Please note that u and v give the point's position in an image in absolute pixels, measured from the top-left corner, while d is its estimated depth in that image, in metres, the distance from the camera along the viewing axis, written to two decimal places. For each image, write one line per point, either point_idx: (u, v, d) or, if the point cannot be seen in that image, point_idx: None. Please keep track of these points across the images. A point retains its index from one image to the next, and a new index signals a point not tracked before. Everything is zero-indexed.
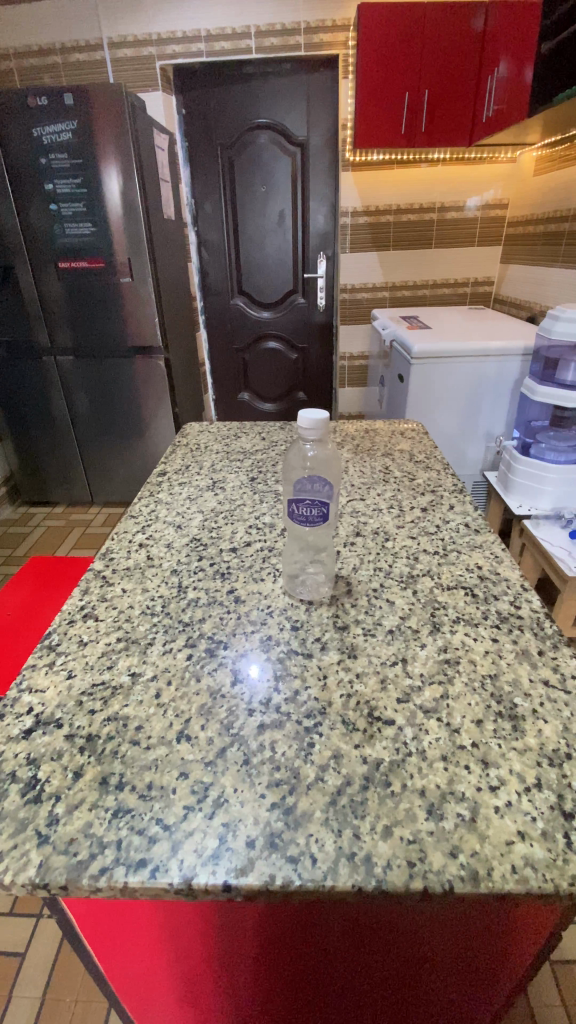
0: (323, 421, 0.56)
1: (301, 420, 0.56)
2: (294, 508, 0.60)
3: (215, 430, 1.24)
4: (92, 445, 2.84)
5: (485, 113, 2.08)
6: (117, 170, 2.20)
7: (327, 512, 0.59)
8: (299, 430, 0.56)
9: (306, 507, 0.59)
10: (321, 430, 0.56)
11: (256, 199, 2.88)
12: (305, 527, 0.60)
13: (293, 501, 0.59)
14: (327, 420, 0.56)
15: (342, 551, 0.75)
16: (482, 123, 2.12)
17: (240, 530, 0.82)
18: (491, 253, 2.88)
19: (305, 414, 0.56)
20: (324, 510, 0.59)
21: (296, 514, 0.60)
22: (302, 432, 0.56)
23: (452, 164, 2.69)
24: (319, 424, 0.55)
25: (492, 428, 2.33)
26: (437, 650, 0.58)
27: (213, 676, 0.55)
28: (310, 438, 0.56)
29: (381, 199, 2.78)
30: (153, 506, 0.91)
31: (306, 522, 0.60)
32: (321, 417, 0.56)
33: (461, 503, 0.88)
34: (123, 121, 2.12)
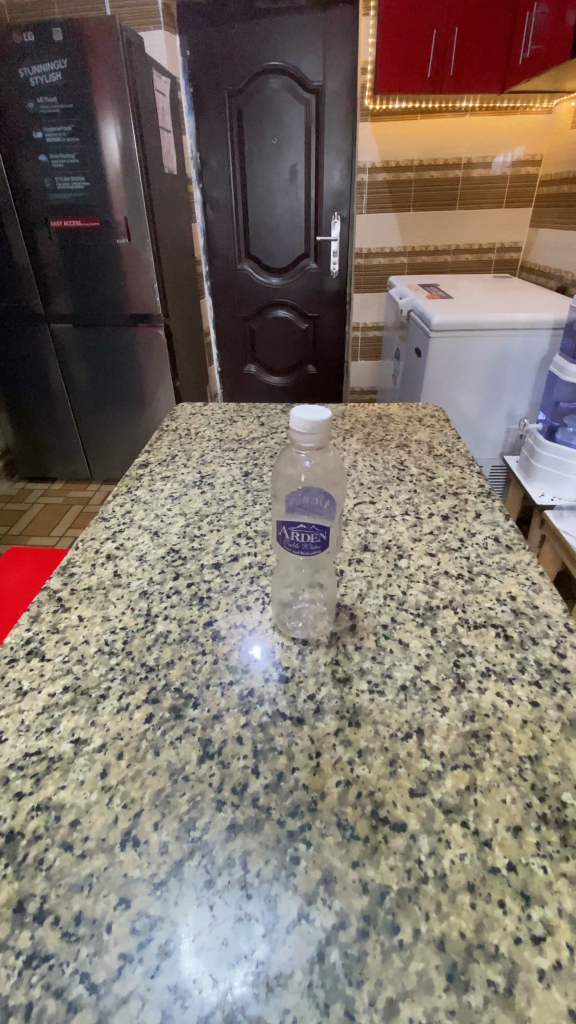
0: (324, 423, 0.42)
1: (294, 421, 0.43)
2: (285, 533, 0.46)
3: (209, 414, 1.11)
4: (89, 419, 2.70)
5: (522, 51, 1.83)
6: (112, 115, 1.99)
7: (327, 539, 0.46)
8: (293, 434, 0.43)
9: (298, 531, 0.46)
10: (322, 435, 0.43)
11: (266, 153, 2.65)
12: (297, 556, 0.47)
13: (284, 525, 0.46)
14: (331, 421, 0.43)
15: (347, 572, 0.63)
16: (518, 65, 1.87)
17: (227, 539, 0.69)
18: (521, 216, 2.63)
19: (299, 414, 0.43)
20: (323, 536, 0.46)
21: (286, 540, 0.46)
22: (297, 437, 0.43)
23: (483, 114, 2.43)
24: (320, 426, 0.42)
25: (516, 408, 2.15)
26: (461, 718, 0.45)
27: (175, 749, 0.43)
28: (307, 447, 0.43)
29: (402, 153, 2.53)
30: (129, 505, 0.78)
31: (299, 550, 0.47)
32: (323, 417, 0.43)
33: (489, 511, 0.74)
34: (118, 59, 1.91)
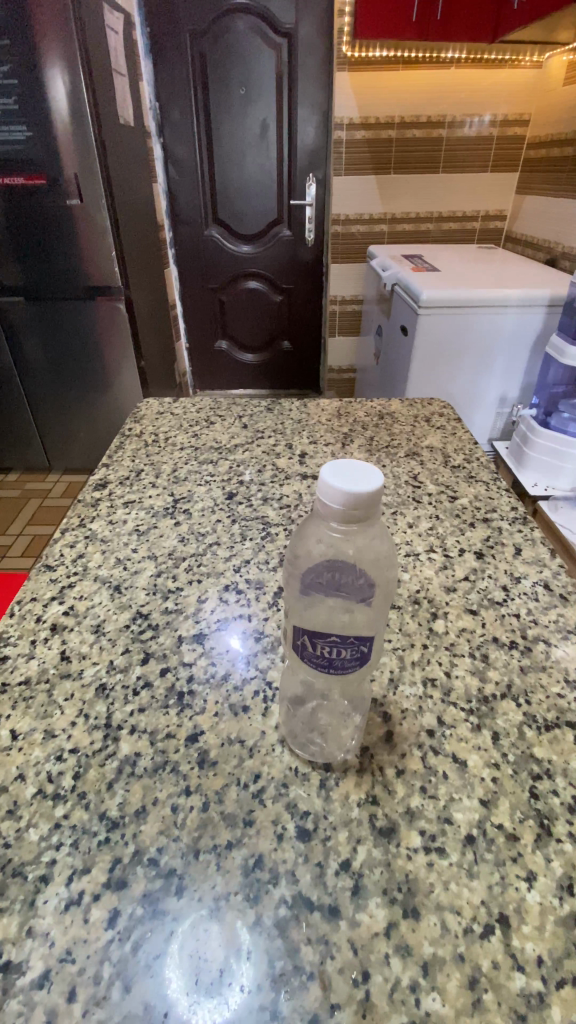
0: (369, 498, 0.30)
1: (324, 486, 0.31)
2: (306, 643, 0.33)
3: (180, 415, 0.93)
4: (44, 404, 2.44)
5: None
6: (57, 54, 1.72)
7: (369, 651, 0.33)
8: (323, 501, 0.31)
9: (326, 643, 0.33)
10: (363, 511, 0.31)
11: (233, 105, 2.39)
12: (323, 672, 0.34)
13: (306, 632, 0.33)
14: (380, 493, 0.31)
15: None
16: (512, 12, 1.66)
17: (211, 594, 0.54)
18: (508, 181, 2.44)
19: (331, 474, 0.31)
20: (363, 649, 0.33)
21: (307, 651, 0.33)
22: (329, 506, 0.31)
23: (469, 66, 2.22)
24: (362, 500, 0.30)
25: (506, 391, 2.02)
26: (555, 893, 0.32)
27: (155, 984, 0.29)
28: (335, 522, 0.31)
29: (383, 107, 2.29)
30: (82, 545, 0.61)
31: (326, 664, 0.34)
32: (369, 487, 0.31)
33: (531, 544, 0.61)
34: None
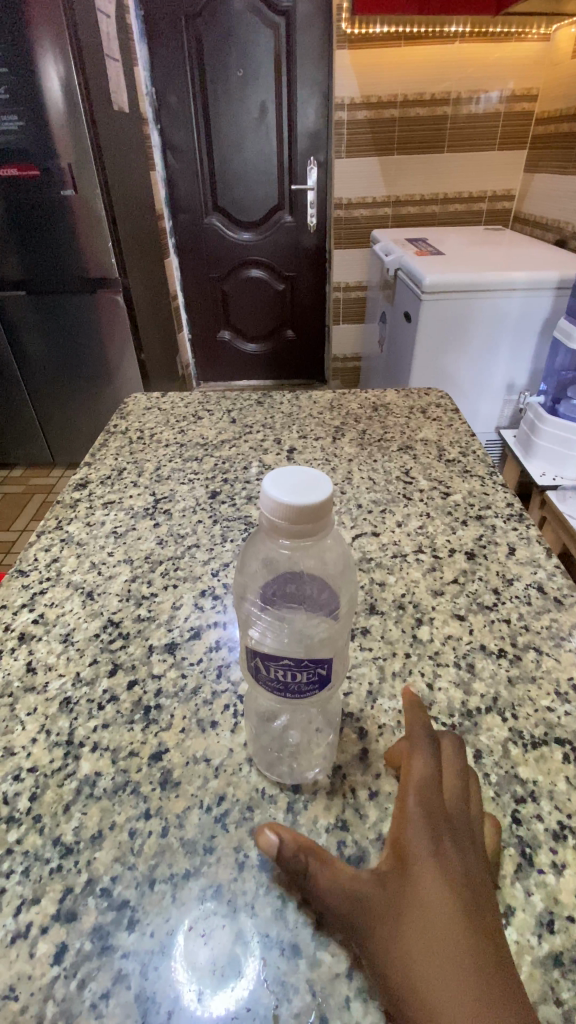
0: (316, 509, 0.30)
1: (271, 499, 0.31)
2: (260, 666, 0.32)
3: (168, 411, 0.90)
4: (46, 398, 2.43)
5: None
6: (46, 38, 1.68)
7: (327, 672, 0.32)
8: (270, 513, 0.31)
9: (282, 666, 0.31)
10: (313, 523, 0.31)
11: (231, 88, 2.32)
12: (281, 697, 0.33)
13: (259, 653, 0.32)
14: (329, 505, 0.31)
15: (350, 654, 0.46)
16: None
17: (186, 600, 0.51)
18: (516, 159, 2.36)
19: (276, 488, 0.31)
20: (323, 670, 0.32)
21: (263, 674, 0.32)
22: (275, 517, 0.31)
23: (474, 41, 2.14)
24: (311, 513, 0.30)
25: (514, 378, 1.97)
26: (534, 930, 0.30)
27: None
28: (285, 538, 0.31)
29: (385, 86, 2.21)
30: (58, 548, 0.59)
31: (283, 688, 0.33)
32: (317, 499, 0.31)
33: (526, 543, 0.58)
34: None
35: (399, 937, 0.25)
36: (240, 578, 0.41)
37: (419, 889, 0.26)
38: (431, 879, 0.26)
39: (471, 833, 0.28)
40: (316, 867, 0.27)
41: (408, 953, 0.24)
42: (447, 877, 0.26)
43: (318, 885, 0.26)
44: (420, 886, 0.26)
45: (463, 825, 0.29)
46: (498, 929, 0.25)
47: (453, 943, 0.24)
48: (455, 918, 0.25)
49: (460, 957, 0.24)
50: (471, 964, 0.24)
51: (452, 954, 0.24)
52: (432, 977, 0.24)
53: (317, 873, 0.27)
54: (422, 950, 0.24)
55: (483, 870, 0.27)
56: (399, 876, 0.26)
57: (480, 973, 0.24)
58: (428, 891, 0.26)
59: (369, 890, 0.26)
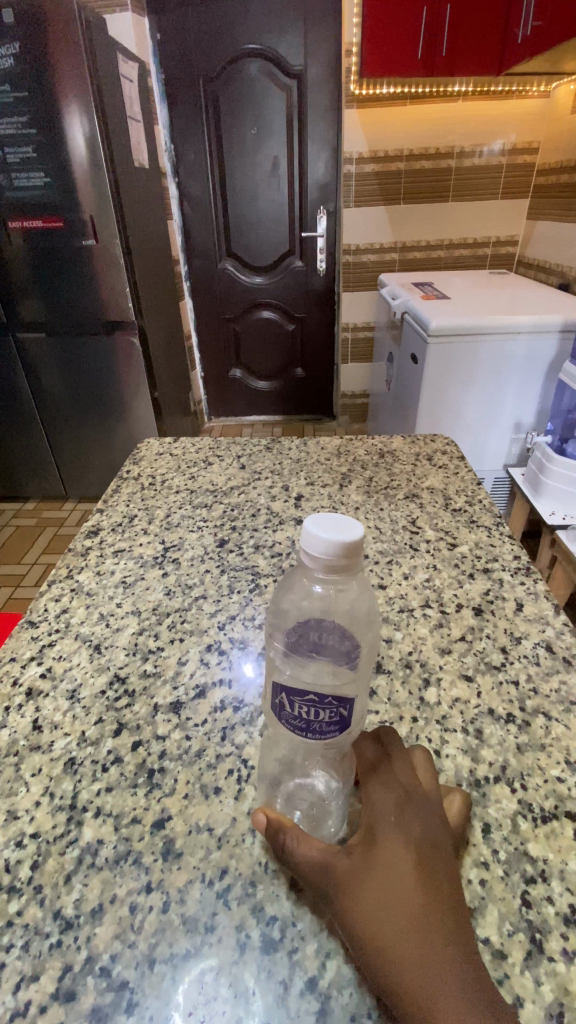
0: (347, 544, 0.35)
1: (310, 538, 0.35)
2: (284, 700, 0.35)
3: (179, 457, 0.92)
4: (61, 434, 2.49)
5: (523, 30, 1.78)
6: (75, 101, 1.77)
7: (349, 707, 0.35)
8: (308, 548, 0.36)
9: (305, 704, 0.35)
10: (344, 558, 0.35)
11: (245, 144, 2.45)
12: (306, 733, 0.36)
13: (283, 689, 0.35)
14: (360, 542, 0.35)
15: None
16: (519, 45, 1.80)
17: (192, 655, 0.51)
18: (518, 208, 2.45)
19: (313, 527, 0.36)
20: (345, 711, 0.35)
21: (287, 713, 0.36)
22: (313, 553, 0.35)
23: (477, 98, 2.25)
24: (342, 548, 0.35)
25: (521, 417, 1.99)
26: None
27: None
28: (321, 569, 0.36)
29: (392, 141, 2.34)
30: (67, 598, 0.59)
31: (307, 726, 0.36)
32: (352, 538, 0.35)
33: (533, 599, 0.58)
34: (74, 34, 1.69)
35: (361, 893, 0.29)
36: (271, 629, 0.44)
37: (382, 858, 0.30)
38: (393, 848, 0.30)
39: (430, 810, 0.33)
40: (292, 840, 0.32)
41: (372, 910, 0.29)
42: (401, 834, 0.31)
43: (296, 855, 0.32)
44: (380, 839, 0.31)
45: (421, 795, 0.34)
46: (451, 890, 0.30)
47: (409, 901, 0.29)
48: (413, 880, 0.29)
49: (408, 904, 0.29)
50: (420, 913, 0.28)
51: (403, 900, 0.29)
52: (387, 924, 0.28)
53: (293, 844, 0.32)
54: (379, 902, 0.29)
55: (440, 839, 0.32)
56: (364, 847, 0.31)
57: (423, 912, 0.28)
58: (389, 859, 0.30)
59: (338, 861, 0.31)
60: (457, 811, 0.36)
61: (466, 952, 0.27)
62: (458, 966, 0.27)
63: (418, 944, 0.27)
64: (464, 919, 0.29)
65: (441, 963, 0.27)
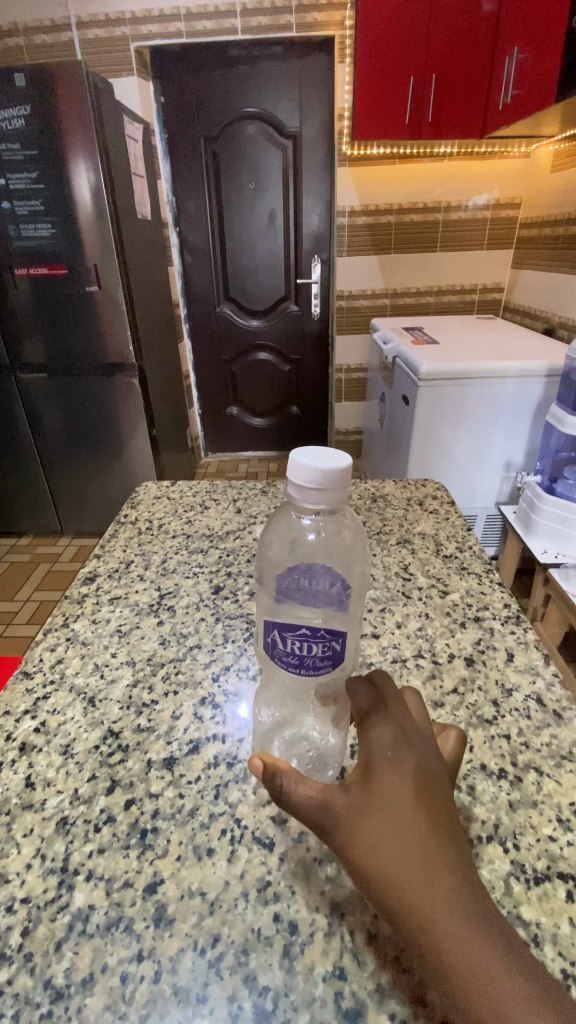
0: (330, 468, 0.42)
1: (301, 467, 0.43)
2: (280, 638, 0.41)
3: (176, 501, 0.94)
4: (59, 470, 2.51)
5: (502, 100, 1.92)
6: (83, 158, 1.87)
7: (340, 641, 0.41)
8: (300, 477, 0.43)
9: (298, 638, 0.41)
10: (328, 480, 0.42)
11: (244, 197, 2.58)
12: (301, 665, 0.42)
13: (277, 628, 0.41)
14: (342, 468, 0.43)
15: None
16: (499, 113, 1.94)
17: (186, 709, 0.51)
18: (503, 258, 2.58)
19: (302, 459, 0.43)
20: (338, 644, 0.41)
21: (283, 648, 0.41)
22: (303, 478, 0.43)
23: (462, 158, 2.40)
24: (326, 473, 0.42)
25: (511, 456, 2.04)
26: None
27: None
28: (312, 492, 0.43)
29: (382, 196, 2.47)
30: (62, 648, 0.60)
31: (302, 658, 0.41)
32: (336, 468, 0.42)
33: (523, 649, 0.58)
34: (84, 99, 1.80)
35: (366, 828, 0.31)
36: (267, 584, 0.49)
37: (383, 792, 0.32)
38: (394, 784, 0.32)
39: (426, 748, 0.35)
40: (291, 783, 0.32)
41: (374, 841, 0.30)
42: (401, 770, 0.33)
43: (296, 795, 0.32)
44: (381, 776, 0.33)
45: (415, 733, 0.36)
46: (449, 819, 0.32)
47: (412, 834, 0.30)
48: (415, 813, 0.31)
49: (412, 833, 0.30)
50: (424, 840, 0.30)
51: (407, 830, 0.30)
52: (393, 854, 0.30)
53: (293, 787, 0.32)
54: (384, 832, 0.30)
55: (437, 774, 0.34)
56: (364, 786, 0.32)
57: (426, 840, 0.30)
58: (390, 793, 0.32)
59: (340, 799, 0.32)
60: (451, 745, 0.39)
61: (465, 872, 0.30)
62: (460, 888, 0.29)
63: (419, 869, 0.29)
64: (461, 842, 0.31)
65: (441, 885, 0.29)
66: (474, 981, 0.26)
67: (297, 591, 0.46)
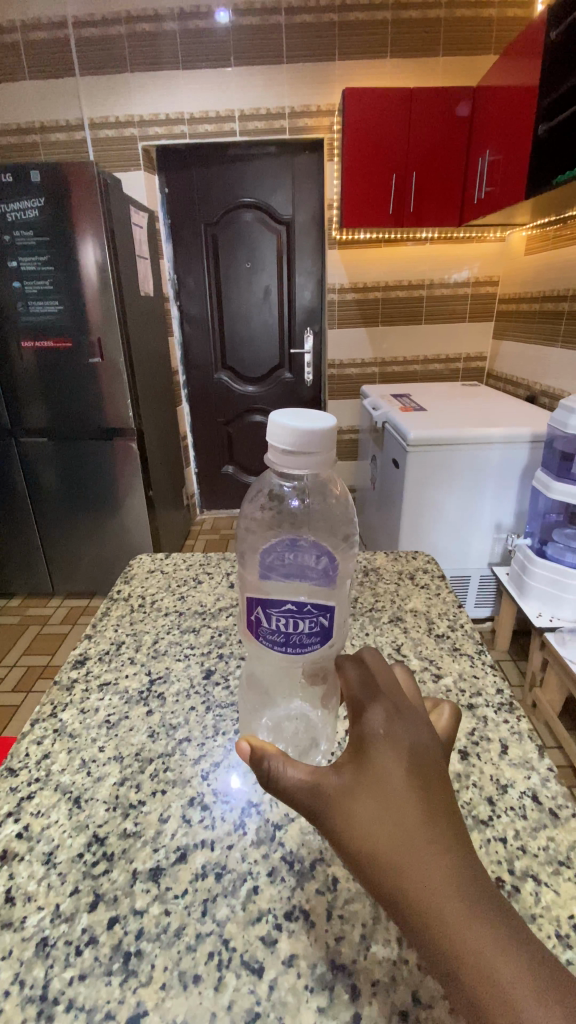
0: (303, 434, 0.47)
1: (280, 429, 0.48)
2: (262, 612, 0.47)
3: (170, 575, 0.95)
4: (54, 530, 2.52)
5: (478, 193, 2.11)
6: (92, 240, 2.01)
7: (326, 617, 0.47)
8: (278, 438, 0.48)
9: (284, 615, 0.46)
10: (302, 445, 0.47)
11: (241, 274, 2.76)
12: (287, 638, 0.48)
13: (260, 604, 0.47)
14: (316, 433, 0.47)
15: (342, 887, 0.43)
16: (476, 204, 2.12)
17: (174, 812, 0.50)
18: (484, 331, 2.74)
19: (283, 422, 0.48)
20: (324, 620, 0.47)
21: (268, 623, 0.47)
22: (281, 441, 0.48)
23: (442, 242, 2.60)
24: (301, 438, 0.47)
25: (501, 518, 2.08)
26: None
27: None
28: (288, 451, 0.48)
29: (370, 275, 2.66)
30: (49, 741, 0.58)
31: (289, 633, 0.47)
32: (311, 432, 0.47)
33: (517, 741, 0.58)
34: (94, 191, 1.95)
35: (357, 807, 0.32)
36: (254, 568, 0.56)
37: (375, 771, 0.34)
38: (387, 763, 0.34)
39: (418, 727, 0.37)
40: (279, 764, 0.35)
41: (367, 823, 0.32)
42: (392, 749, 0.35)
43: (282, 776, 0.34)
44: (372, 756, 0.34)
45: (409, 714, 0.38)
46: (443, 796, 0.33)
47: (405, 812, 0.32)
48: (405, 791, 0.33)
49: (404, 811, 0.32)
50: (416, 817, 0.31)
51: (399, 808, 0.32)
52: (384, 832, 0.31)
53: (279, 766, 0.35)
54: (376, 811, 0.32)
55: (430, 751, 0.36)
56: (356, 766, 0.34)
57: (420, 818, 0.31)
58: (383, 772, 0.34)
59: (331, 780, 0.34)
60: (446, 718, 0.42)
61: (459, 844, 0.31)
62: (453, 862, 0.30)
63: (413, 845, 0.30)
64: (456, 819, 0.32)
65: (435, 860, 0.30)
66: (475, 952, 0.27)
67: (281, 568, 0.52)
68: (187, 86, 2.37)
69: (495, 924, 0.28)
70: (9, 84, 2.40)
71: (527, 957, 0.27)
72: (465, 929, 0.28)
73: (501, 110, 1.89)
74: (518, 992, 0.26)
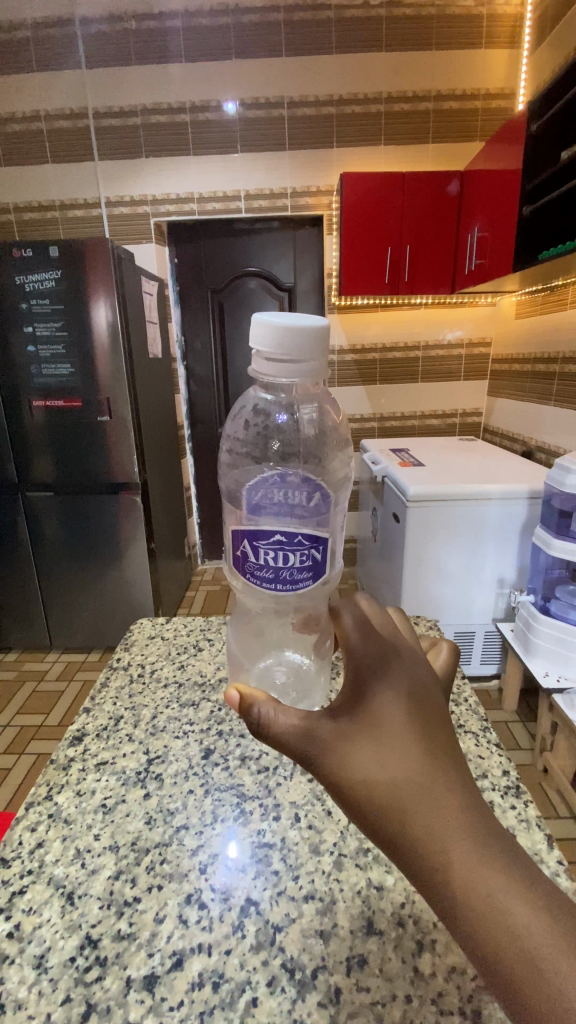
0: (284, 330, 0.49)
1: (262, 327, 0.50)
2: (250, 545, 0.50)
3: (170, 642, 0.94)
4: (55, 583, 2.52)
5: (468, 263, 2.25)
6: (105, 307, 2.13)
7: (318, 547, 0.50)
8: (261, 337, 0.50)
9: (272, 549, 0.49)
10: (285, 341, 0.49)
11: (245, 336, 2.89)
12: (278, 571, 0.50)
13: (248, 538, 0.50)
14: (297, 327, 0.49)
15: (346, 1001, 0.41)
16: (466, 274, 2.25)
17: (170, 911, 0.48)
18: (479, 389, 2.85)
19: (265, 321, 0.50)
20: (316, 553, 0.50)
21: (257, 558, 0.50)
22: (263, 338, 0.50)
23: (436, 307, 2.73)
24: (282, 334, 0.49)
25: (503, 573, 2.07)
26: None
27: None
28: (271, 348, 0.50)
29: (368, 337, 2.78)
30: (42, 830, 0.57)
31: (281, 567, 0.50)
32: (292, 327, 0.49)
33: (526, 831, 0.56)
34: (108, 262, 2.08)
35: (358, 755, 0.34)
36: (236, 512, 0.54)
37: (375, 718, 0.35)
38: (387, 708, 0.35)
39: (415, 667, 0.38)
40: (269, 712, 0.37)
41: (368, 769, 0.33)
42: (391, 693, 0.36)
43: (273, 722, 0.36)
44: (372, 701, 0.36)
45: (406, 657, 0.39)
46: (441, 736, 0.35)
47: (406, 757, 0.33)
48: (404, 735, 0.34)
49: (405, 756, 0.33)
50: (418, 761, 0.33)
51: (400, 753, 0.33)
52: (386, 777, 0.33)
53: (269, 712, 0.37)
54: (377, 757, 0.33)
55: (428, 693, 0.37)
56: (355, 714, 0.35)
57: (421, 763, 0.33)
58: (383, 718, 0.35)
59: (328, 729, 0.35)
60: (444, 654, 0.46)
61: (460, 786, 0.32)
62: (455, 803, 0.31)
63: (415, 788, 0.32)
64: (456, 760, 0.34)
65: (436, 798, 0.32)
66: (477, 885, 0.29)
67: (271, 507, 0.51)
68: (197, 170, 2.57)
69: (497, 858, 0.30)
70: (33, 168, 2.61)
71: (529, 891, 0.29)
72: (467, 865, 0.29)
73: (487, 192, 2.06)
74: (520, 920, 0.28)
